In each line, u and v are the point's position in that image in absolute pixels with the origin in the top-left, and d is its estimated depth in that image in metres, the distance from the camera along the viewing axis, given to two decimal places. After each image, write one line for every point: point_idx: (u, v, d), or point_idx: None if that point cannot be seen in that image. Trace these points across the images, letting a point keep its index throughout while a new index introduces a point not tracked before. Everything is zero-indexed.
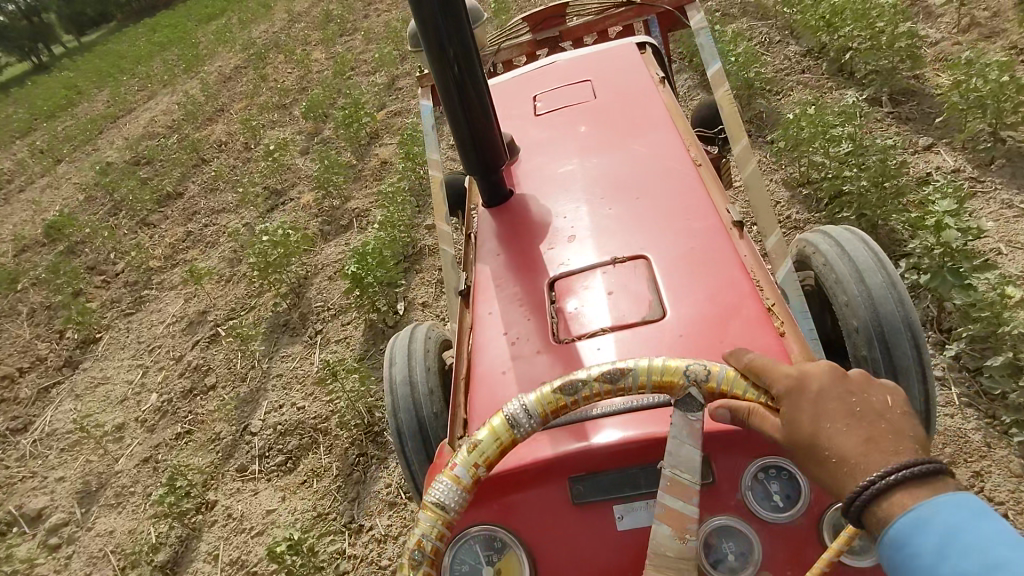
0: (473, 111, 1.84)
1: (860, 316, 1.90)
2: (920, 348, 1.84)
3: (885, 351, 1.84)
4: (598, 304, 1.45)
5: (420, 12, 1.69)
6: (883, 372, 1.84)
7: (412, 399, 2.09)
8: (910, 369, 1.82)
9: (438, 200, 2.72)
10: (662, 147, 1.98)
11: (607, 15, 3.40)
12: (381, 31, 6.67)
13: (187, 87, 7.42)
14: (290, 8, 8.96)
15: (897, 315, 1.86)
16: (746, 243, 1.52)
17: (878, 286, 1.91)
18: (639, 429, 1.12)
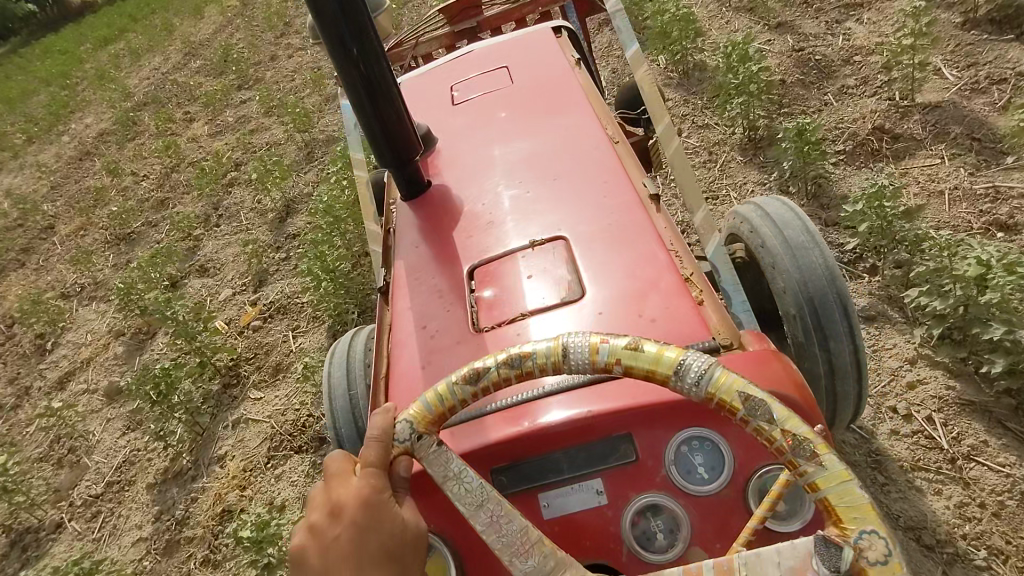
0: (382, 105, 1.76)
1: (788, 282, 1.92)
2: (850, 315, 1.85)
3: (814, 317, 1.85)
4: (534, 288, 1.39)
5: (318, 7, 1.59)
6: (813, 336, 1.85)
7: (348, 405, 2.01)
8: (841, 333, 1.83)
9: (364, 200, 2.63)
10: (579, 127, 1.96)
11: (524, 3, 3.37)
12: (280, 65, 6.29)
13: (54, 154, 6.44)
14: (184, 37, 8.31)
15: (822, 279, 1.87)
16: (663, 215, 1.50)
17: (804, 252, 1.93)
18: (564, 410, 1.07)
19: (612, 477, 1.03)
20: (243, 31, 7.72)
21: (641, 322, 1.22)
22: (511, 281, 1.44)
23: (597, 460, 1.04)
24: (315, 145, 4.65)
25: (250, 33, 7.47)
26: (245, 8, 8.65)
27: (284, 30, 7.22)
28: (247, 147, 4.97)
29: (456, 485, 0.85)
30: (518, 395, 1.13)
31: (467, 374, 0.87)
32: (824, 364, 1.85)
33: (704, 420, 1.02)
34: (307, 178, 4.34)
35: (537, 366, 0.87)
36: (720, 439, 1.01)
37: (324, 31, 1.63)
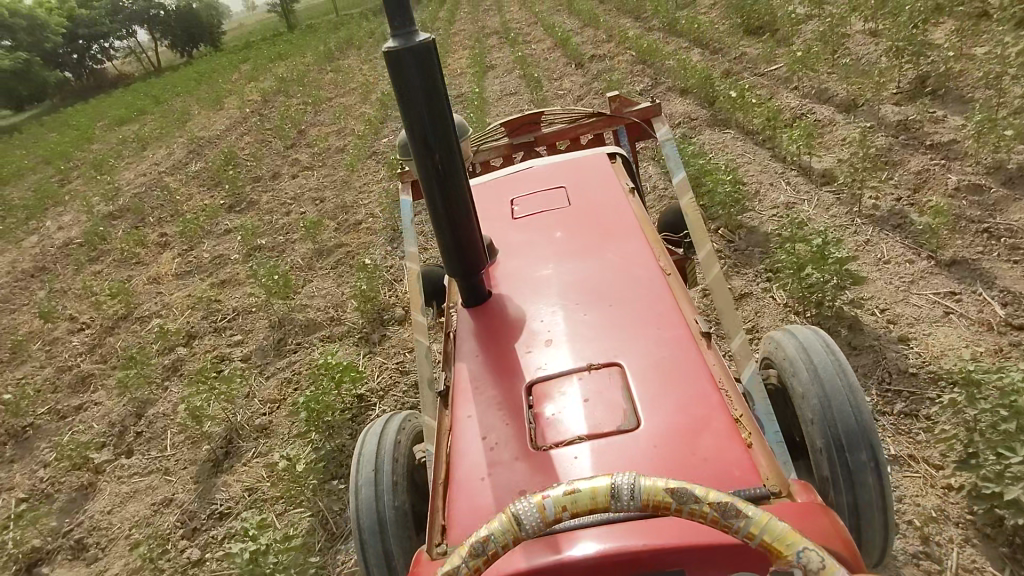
0: (458, 219, 1.95)
1: (814, 418, 1.99)
2: (879, 458, 1.88)
3: (841, 456, 1.89)
4: (575, 412, 1.51)
5: (414, 130, 1.83)
6: (839, 473, 1.89)
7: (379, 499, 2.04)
8: (867, 477, 1.86)
9: (414, 293, 2.78)
10: (634, 256, 2.12)
11: (579, 124, 3.66)
12: (286, 176, 6.52)
13: (14, 271, 6.07)
14: (188, 140, 8.48)
15: (849, 420, 1.92)
16: (715, 354, 1.61)
17: (834, 389, 1.98)
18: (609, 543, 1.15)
19: None
20: (248, 139, 7.97)
21: (692, 458, 1.31)
22: (562, 400, 1.55)
23: None
24: (283, 358, 3.84)
25: (268, 138, 7.71)
26: (260, 115, 8.94)
27: (307, 135, 7.53)
28: (204, 338, 4.22)
29: None
30: (554, 523, 1.21)
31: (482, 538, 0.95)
32: (849, 499, 1.88)
33: (755, 568, 1.09)
34: (255, 411, 3.47)
35: (629, 504, 0.94)
36: None
37: (416, 152, 1.85)
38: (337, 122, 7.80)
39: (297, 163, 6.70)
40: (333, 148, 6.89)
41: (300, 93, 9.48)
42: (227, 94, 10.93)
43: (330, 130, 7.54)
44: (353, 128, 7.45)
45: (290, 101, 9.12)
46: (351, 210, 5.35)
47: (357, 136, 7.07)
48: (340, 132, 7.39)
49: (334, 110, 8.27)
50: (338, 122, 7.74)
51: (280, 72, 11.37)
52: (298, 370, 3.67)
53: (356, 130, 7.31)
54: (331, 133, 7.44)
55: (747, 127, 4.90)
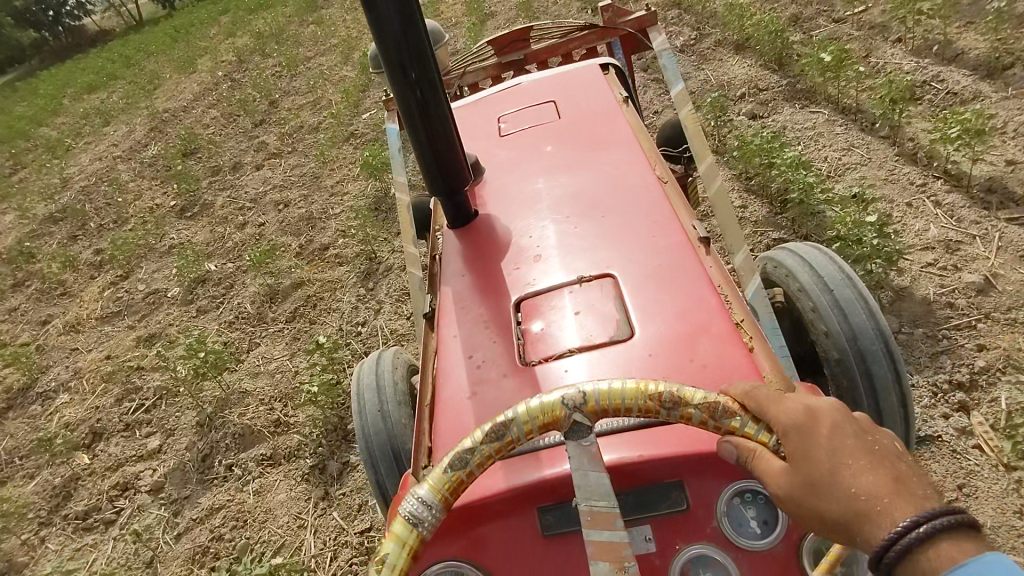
0: (437, 132, 1.80)
1: (825, 320, 1.90)
2: (893, 358, 1.82)
3: (858, 354, 1.82)
4: (566, 327, 1.41)
5: (382, 34, 1.64)
6: (852, 371, 1.83)
7: (382, 419, 1.99)
8: (890, 392, 1.81)
9: (405, 223, 2.66)
10: (628, 164, 1.98)
11: (571, 38, 3.45)
12: (233, 126, 5.90)
13: None
14: (133, 103, 7.80)
15: (864, 320, 1.85)
16: (713, 259, 1.51)
17: (843, 291, 1.91)
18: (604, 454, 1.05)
19: (661, 524, 1.01)
20: (198, 96, 7.34)
21: (691, 364, 1.22)
22: (551, 316, 1.45)
23: (647, 506, 1.02)
24: (208, 490, 2.71)
25: (231, 87, 7.14)
26: (216, 67, 8.31)
27: (273, 77, 7.00)
28: (110, 442, 3.08)
29: None
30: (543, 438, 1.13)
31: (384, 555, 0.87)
32: (872, 414, 1.83)
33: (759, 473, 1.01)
34: None
35: (518, 435, 0.90)
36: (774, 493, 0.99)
37: (386, 58, 1.68)
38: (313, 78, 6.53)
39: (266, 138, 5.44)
40: (299, 87, 6.40)
41: (259, 38, 8.71)
42: (181, 49, 10.07)
43: (296, 67, 6.97)
44: (319, 67, 6.92)
45: (250, 47, 8.40)
46: (323, 213, 4.17)
47: (326, 73, 6.56)
48: (306, 71, 6.87)
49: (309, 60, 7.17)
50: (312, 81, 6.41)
51: (237, 24, 10.50)
52: (219, 529, 2.54)
53: (321, 68, 6.81)
54: (307, 95, 6.13)
55: (846, 98, 3.70)
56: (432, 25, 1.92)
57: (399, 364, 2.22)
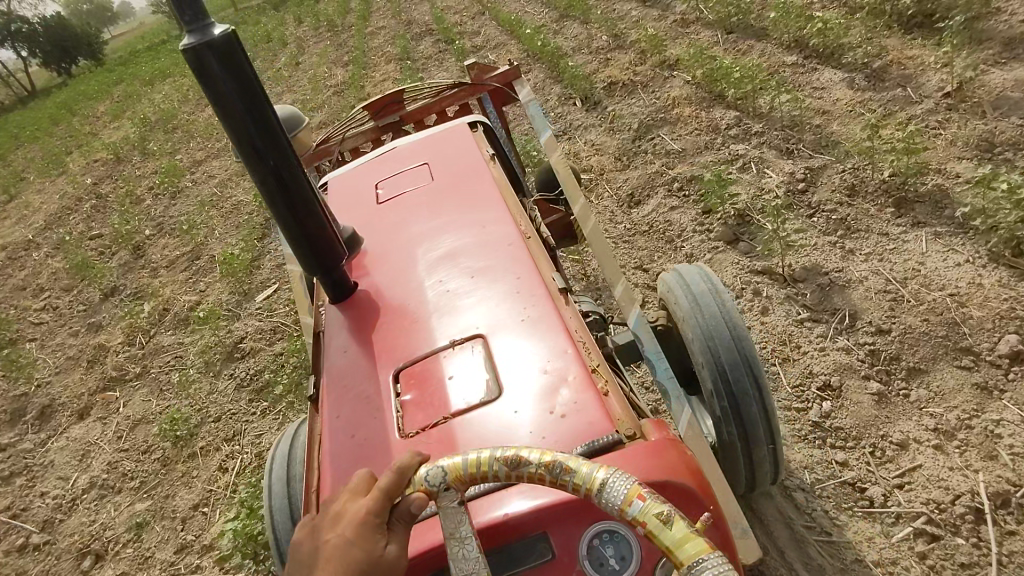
0: (303, 215, 1.84)
1: (703, 359, 2.00)
2: (763, 390, 1.94)
3: (728, 391, 1.93)
4: (475, 385, 1.46)
5: (232, 128, 1.69)
6: (727, 408, 1.94)
7: (284, 469, 1.98)
8: (751, 400, 1.92)
9: (297, 290, 2.66)
10: (496, 223, 2.09)
11: (441, 97, 3.58)
12: (126, 223, 5.69)
13: None
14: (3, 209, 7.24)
15: (734, 354, 1.96)
16: (571, 308, 1.63)
17: (716, 329, 2.01)
18: (490, 513, 1.14)
19: None
20: (78, 191, 6.92)
21: (551, 417, 1.31)
22: (472, 373, 1.50)
23: (517, 561, 1.10)
24: None
25: (99, 204, 6.43)
26: (100, 155, 7.90)
27: (149, 181, 6.63)
28: None
29: (456, 546, 0.90)
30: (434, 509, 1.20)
31: (510, 458, 0.90)
32: (735, 420, 1.93)
33: (613, 512, 1.10)
34: None
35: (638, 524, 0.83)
36: (628, 530, 1.08)
37: (241, 151, 1.72)
38: (214, 243, 5.02)
39: (131, 365, 3.94)
40: (189, 193, 6.05)
41: (149, 126, 8.18)
42: (62, 142, 9.28)
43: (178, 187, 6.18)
44: (218, 172, 6.36)
45: (131, 141, 7.88)
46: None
47: (219, 184, 6.06)
48: (202, 171, 6.50)
49: (209, 180, 6.24)
50: (204, 254, 4.91)
51: (125, 107, 10.01)
52: None
53: (219, 167, 6.46)
54: (194, 254, 4.95)
55: None
56: (286, 110, 1.98)
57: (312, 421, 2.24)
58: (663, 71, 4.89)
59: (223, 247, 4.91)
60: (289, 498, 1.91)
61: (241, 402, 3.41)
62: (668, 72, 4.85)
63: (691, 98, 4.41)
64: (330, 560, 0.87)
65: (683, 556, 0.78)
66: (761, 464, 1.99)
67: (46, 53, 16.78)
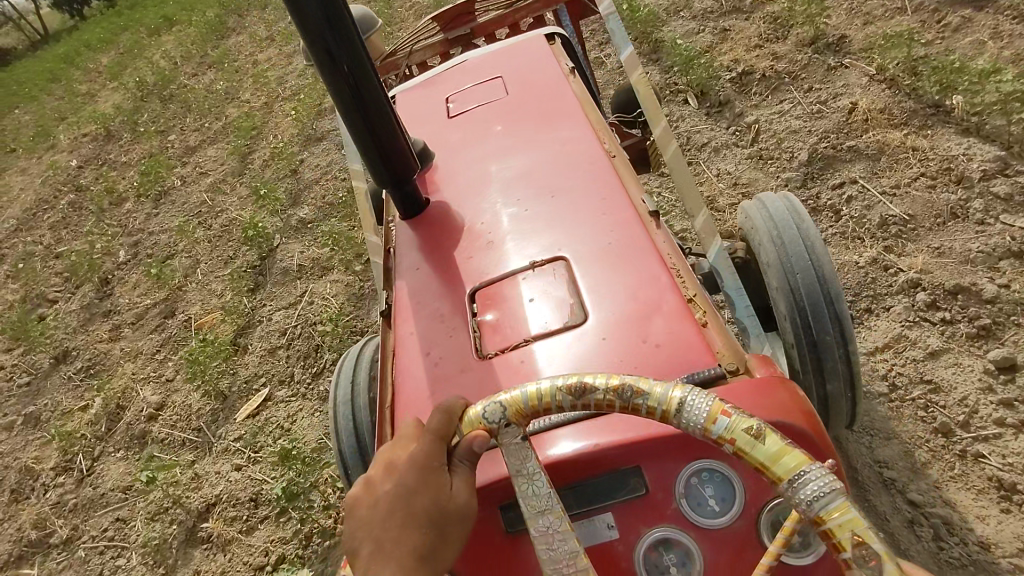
0: (376, 122, 1.73)
1: (780, 300, 1.77)
2: (849, 338, 1.71)
3: (809, 338, 1.71)
4: (539, 309, 1.39)
5: (304, 26, 1.57)
6: (806, 358, 1.72)
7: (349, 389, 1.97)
8: (831, 348, 1.70)
9: (365, 211, 2.56)
10: (577, 139, 1.95)
11: (516, 8, 3.36)
12: (168, 138, 5.47)
13: None
14: (35, 123, 6.96)
15: (816, 294, 1.73)
16: (663, 232, 1.50)
17: (800, 265, 1.76)
18: (568, 444, 1.07)
19: (622, 511, 1.02)
20: (111, 105, 6.62)
21: (643, 347, 1.22)
22: (537, 294, 1.42)
23: (607, 494, 1.03)
24: None
25: (77, 200, 5.10)
26: (128, 69, 7.50)
27: (140, 165, 5.31)
28: None
29: (525, 487, 0.85)
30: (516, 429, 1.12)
31: (573, 386, 0.84)
32: (814, 372, 1.72)
33: (713, 452, 1.01)
34: None
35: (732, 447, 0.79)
36: (730, 471, 1.00)
37: (313, 50, 1.60)
38: (191, 296, 3.77)
39: (56, 523, 2.88)
40: (175, 202, 4.66)
41: (182, 34, 7.73)
42: (51, 91, 7.78)
43: (167, 193, 4.79)
44: (214, 163, 4.95)
45: (162, 51, 7.49)
46: None
47: (211, 192, 4.60)
48: (198, 158, 5.11)
49: (191, 197, 4.65)
50: (178, 310, 3.72)
51: (149, 14, 9.40)
52: None
53: (215, 151, 5.12)
54: (167, 307, 3.76)
55: None
56: (360, 10, 1.85)
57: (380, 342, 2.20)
58: (823, 56, 3.41)
59: (199, 318, 3.62)
60: (355, 424, 1.90)
61: (247, 506, 2.64)
62: (836, 55, 3.38)
63: (889, 108, 2.97)
64: (392, 514, 0.86)
65: (782, 471, 0.75)
66: (840, 416, 1.80)
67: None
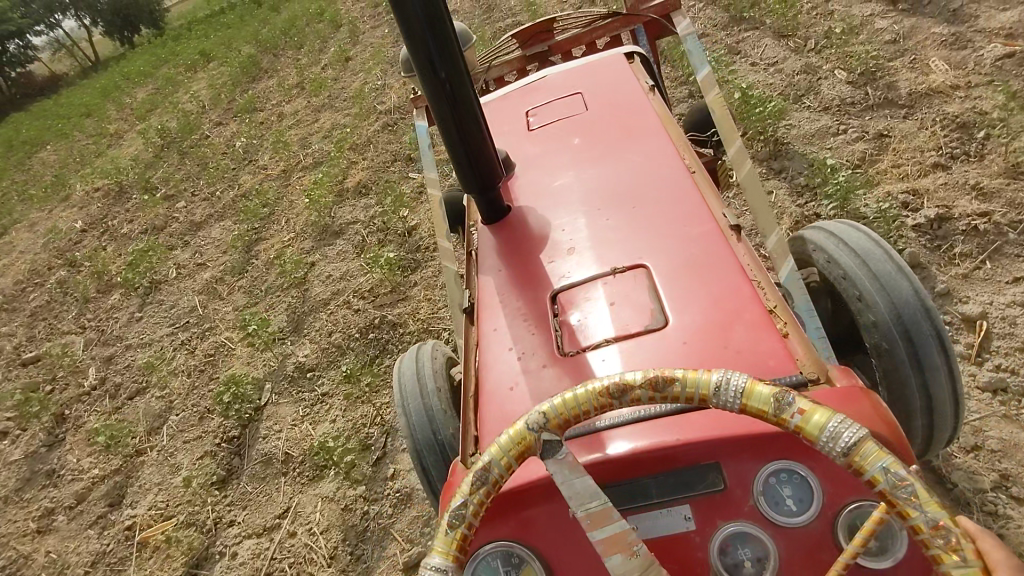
0: (469, 131, 1.84)
1: (878, 310, 1.77)
2: (946, 344, 1.71)
3: (910, 346, 1.71)
4: (601, 317, 1.46)
5: (413, 42, 1.70)
6: (908, 366, 1.72)
7: (417, 381, 2.09)
8: (935, 355, 1.70)
9: (438, 219, 2.62)
10: (659, 154, 2.02)
11: (595, 27, 3.45)
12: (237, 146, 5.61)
13: None
14: (111, 131, 7.24)
15: (913, 303, 1.74)
16: (745, 246, 1.54)
17: (887, 274, 1.79)
18: (626, 443, 1.14)
19: (700, 504, 1.07)
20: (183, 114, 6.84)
21: (725, 352, 1.27)
22: (586, 307, 1.51)
23: (686, 487, 1.08)
24: None
25: (66, 278, 4.66)
26: (202, 81, 7.78)
27: (139, 239, 4.76)
28: None
29: None
30: (585, 424, 1.21)
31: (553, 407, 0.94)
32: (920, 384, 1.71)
33: (791, 454, 1.06)
34: None
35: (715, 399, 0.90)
36: (808, 472, 1.04)
37: (418, 63, 1.72)
38: (148, 474, 3.03)
39: None
40: (159, 303, 4.08)
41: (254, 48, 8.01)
42: (94, 125, 7.72)
43: (155, 288, 4.20)
44: (214, 243, 4.42)
45: (234, 65, 7.77)
46: None
47: (204, 295, 3.97)
48: (203, 233, 4.56)
49: (166, 311, 3.98)
50: (129, 498, 2.97)
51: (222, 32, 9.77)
52: None
53: (221, 225, 4.56)
54: (119, 486, 3.04)
55: None
56: (462, 27, 1.99)
57: (439, 346, 2.30)
58: None
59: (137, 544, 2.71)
60: (427, 410, 2.00)
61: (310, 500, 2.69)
62: None
63: None
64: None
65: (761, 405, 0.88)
66: (941, 427, 1.76)
67: (106, 22, 15.78)
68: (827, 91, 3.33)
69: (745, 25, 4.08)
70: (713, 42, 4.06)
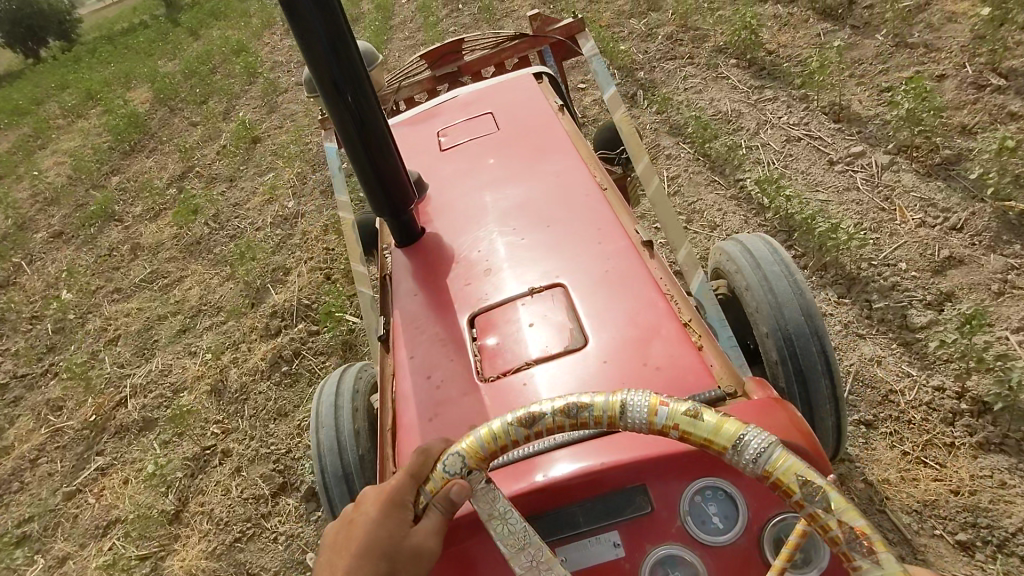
0: (377, 153, 1.77)
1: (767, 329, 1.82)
2: (831, 359, 1.76)
3: (794, 362, 1.77)
4: (521, 339, 1.42)
5: (314, 62, 1.60)
6: (794, 389, 1.78)
7: (334, 401, 1.98)
8: (819, 374, 1.75)
9: (348, 239, 2.49)
10: (570, 172, 2.02)
11: (503, 48, 3.46)
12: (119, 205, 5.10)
13: None
14: None
15: (802, 324, 1.79)
16: (658, 261, 1.57)
17: (785, 294, 1.83)
18: (558, 468, 1.12)
19: (629, 528, 1.04)
20: (53, 172, 6.15)
21: (645, 369, 1.26)
22: (505, 330, 1.46)
23: (614, 512, 1.05)
24: None
25: None
26: (77, 134, 7.06)
27: None
28: None
29: (500, 526, 0.86)
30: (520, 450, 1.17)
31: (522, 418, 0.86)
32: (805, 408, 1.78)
33: (715, 471, 1.05)
34: None
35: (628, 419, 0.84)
36: (734, 488, 1.03)
37: (320, 83, 1.63)
38: None
39: None
40: None
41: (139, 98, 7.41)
42: None
43: None
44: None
45: (117, 111, 7.14)
46: None
47: None
48: None
49: None
50: None
51: (98, 78, 8.90)
52: None
53: None
54: None
55: None
56: (366, 47, 1.92)
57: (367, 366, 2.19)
58: None
59: None
60: (338, 429, 1.90)
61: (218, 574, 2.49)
62: None
63: None
64: (368, 552, 0.84)
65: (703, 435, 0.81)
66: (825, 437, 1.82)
67: (9, 35, 13.73)
68: (912, 221, 2.73)
69: (836, 142, 3.22)
70: (958, 266, 2.50)
